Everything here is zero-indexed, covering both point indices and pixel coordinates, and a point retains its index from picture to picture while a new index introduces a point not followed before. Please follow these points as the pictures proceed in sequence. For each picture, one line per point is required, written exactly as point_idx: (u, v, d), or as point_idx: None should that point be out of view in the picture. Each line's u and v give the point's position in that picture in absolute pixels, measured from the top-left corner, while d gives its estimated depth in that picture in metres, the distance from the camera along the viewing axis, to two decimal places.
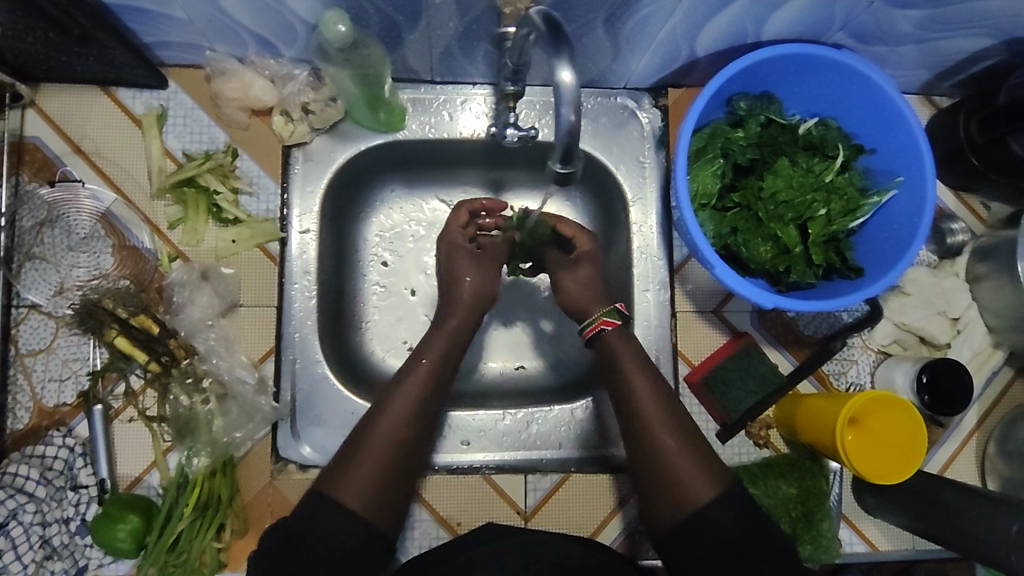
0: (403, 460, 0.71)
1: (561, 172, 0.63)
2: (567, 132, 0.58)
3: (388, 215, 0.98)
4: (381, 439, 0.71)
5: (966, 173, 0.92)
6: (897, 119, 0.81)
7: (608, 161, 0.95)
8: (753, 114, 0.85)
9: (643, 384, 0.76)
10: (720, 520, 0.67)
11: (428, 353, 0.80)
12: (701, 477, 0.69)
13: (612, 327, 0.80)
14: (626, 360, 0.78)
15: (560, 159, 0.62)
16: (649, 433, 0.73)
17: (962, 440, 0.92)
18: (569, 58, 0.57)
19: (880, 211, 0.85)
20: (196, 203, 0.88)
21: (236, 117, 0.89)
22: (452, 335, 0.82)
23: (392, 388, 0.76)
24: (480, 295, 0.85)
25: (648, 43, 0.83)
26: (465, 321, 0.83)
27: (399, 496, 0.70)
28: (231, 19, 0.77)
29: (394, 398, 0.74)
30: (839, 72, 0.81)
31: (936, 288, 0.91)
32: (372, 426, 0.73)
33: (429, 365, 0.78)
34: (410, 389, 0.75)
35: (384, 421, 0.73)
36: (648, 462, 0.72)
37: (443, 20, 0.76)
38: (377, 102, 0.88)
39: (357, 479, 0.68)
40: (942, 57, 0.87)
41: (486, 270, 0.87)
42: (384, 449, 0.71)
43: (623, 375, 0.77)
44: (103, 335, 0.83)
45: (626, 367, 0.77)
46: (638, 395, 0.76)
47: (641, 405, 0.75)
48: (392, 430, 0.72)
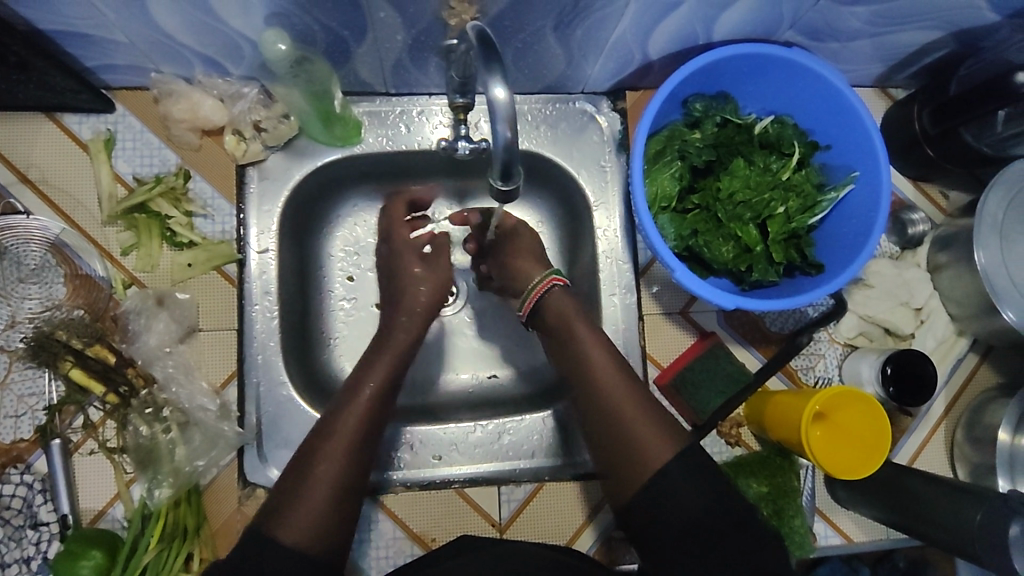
0: (347, 488, 0.70)
1: (502, 190, 0.62)
2: (505, 148, 0.57)
3: (352, 229, 0.99)
4: (325, 469, 0.70)
5: (922, 163, 0.93)
6: (849, 114, 0.81)
7: (569, 167, 0.95)
8: (709, 114, 0.86)
9: (594, 345, 0.75)
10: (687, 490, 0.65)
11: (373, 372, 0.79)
12: (661, 436, 0.68)
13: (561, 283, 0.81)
14: (581, 329, 0.76)
15: (501, 175, 0.60)
16: (604, 395, 0.72)
17: (931, 428, 0.93)
18: (502, 73, 0.55)
19: (839, 206, 0.85)
20: (148, 228, 0.85)
21: (187, 138, 0.87)
22: (400, 347, 0.83)
23: (335, 416, 0.74)
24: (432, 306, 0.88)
25: (601, 48, 0.83)
26: (414, 333, 0.85)
27: (345, 526, 0.69)
28: (172, 40, 0.76)
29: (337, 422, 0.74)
30: (791, 70, 0.81)
31: (899, 279, 0.92)
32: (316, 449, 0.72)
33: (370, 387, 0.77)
34: (356, 415, 0.74)
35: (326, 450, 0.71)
36: (608, 435, 0.71)
37: (389, 33, 0.75)
38: (330, 116, 0.87)
39: (298, 510, 0.66)
40: (894, 51, 0.87)
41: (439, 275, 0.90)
42: (327, 477, 0.69)
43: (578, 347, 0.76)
44: (58, 368, 0.81)
45: (580, 339, 0.76)
46: (592, 358, 0.75)
47: (594, 367, 0.74)
48: (334, 460, 0.71)
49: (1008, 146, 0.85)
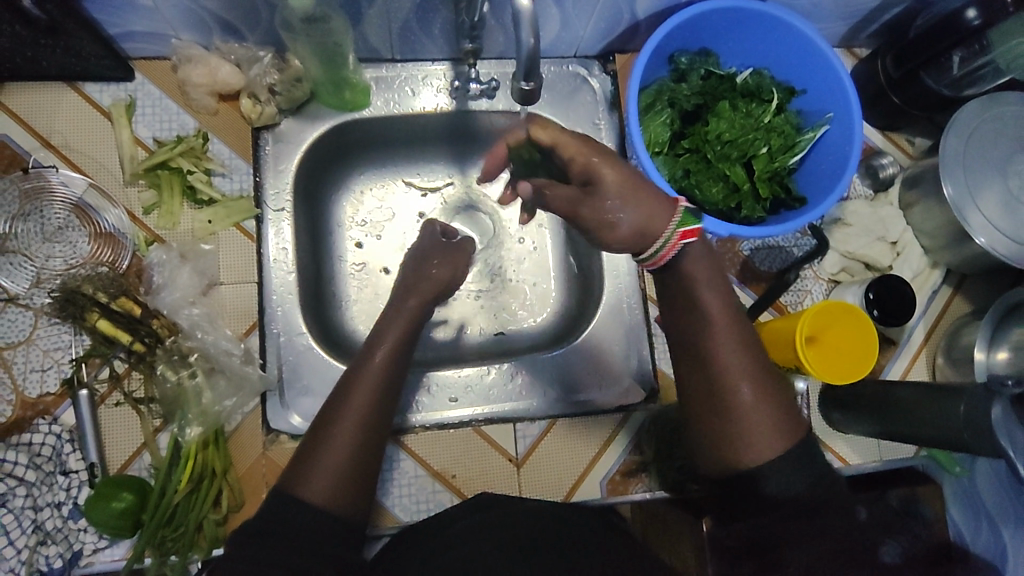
0: (366, 447, 0.72)
1: (525, 90, 0.71)
2: (528, 54, 0.65)
3: (360, 197, 1.05)
4: (343, 430, 0.71)
5: (889, 112, 1.02)
6: (821, 61, 0.89)
7: (566, 126, 1.01)
8: (694, 67, 0.93)
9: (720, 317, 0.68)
10: (785, 470, 0.65)
11: (384, 339, 0.80)
12: (771, 422, 0.66)
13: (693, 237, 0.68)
14: (714, 298, 0.68)
15: (524, 76, 0.69)
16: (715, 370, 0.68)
17: (913, 355, 1.00)
18: None
19: (817, 145, 0.92)
20: (171, 185, 0.89)
21: (204, 102, 0.91)
22: (411, 318, 0.84)
23: (349, 382, 0.75)
24: (446, 284, 0.91)
25: (593, 8, 0.90)
26: (423, 302, 0.86)
27: (365, 483, 0.71)
28: (196, 4, 0.81)
29: (353, 386, 0.75)
30: (766, 23, 0.89)
31: (875, 216, 1.00)
32: (334, 413, 0.73)
33: (384, 351, 0.79)
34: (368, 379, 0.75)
35: (344, 414, 0.72)
36: (711, 404, 0.68)
37: None
38: (340, 81, 0.93)
39: (322, 473, 0.68)
40: (856, 8, 0.96)
41: (453, 259, 0.93)
42: (347, 438, 0.71)
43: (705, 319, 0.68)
44: (85, 320, 0.84)
45: (711, 308, 0.68)
46: (713, 330, 0.68)
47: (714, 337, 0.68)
48: (351, 424, 0.72)
49: (964, 88, 0.94)
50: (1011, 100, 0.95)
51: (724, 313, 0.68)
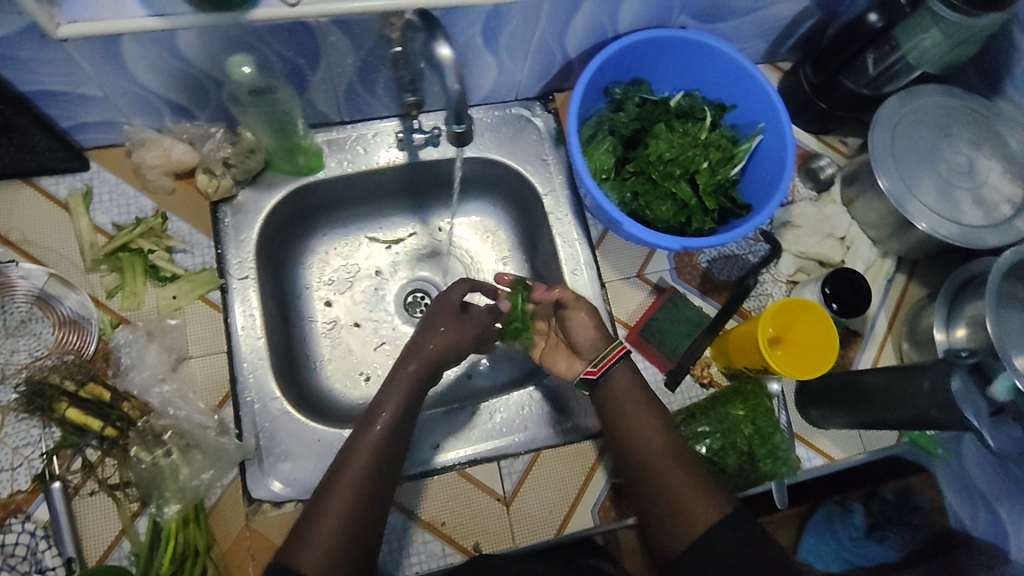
0: (364, 511, 0.72)
1: (459, 132, 0.77)
2: (456, 99, 0.71)
3: (326, 257, 1.08)
4: (340, 496, 0.72)
5: (818, 117, 1.08)
6: (745, 76, 0.94)
7: (516, 164, 1.05)
8: (629, 96, 0.98)
9: (638, 408, 0.81)
10: (728, 540, 0.69)
11: (387, 406, 0.81)
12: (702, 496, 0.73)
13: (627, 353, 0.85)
14: (637, 405, 0.82)
15: (455, 119, 0.74)
16: (647, 453, 0.78)
17: (879, 345, 1.02)
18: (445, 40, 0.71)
19: (755, 155, 0.96)
20: (132, 266, 0.90)
21: (161, 182, 0.93)
22: (410, 384, 0.83)
23: (348, 451, 0.76)
24: (443, 353, 0.87)
25: (526, 52, 0.95)
26: (424, 366, 0.85)
27: (361, 555, 0.71)
28: (145, 89, 0.84)
29: (353, 453, 0.76)
30: (689, 48, 0.95)
31: (821, 215, 1.04)
32: (332, 481, 0.74)
33: (385, 417, 0.79)
34: (367, 447, 0.76)
35: (341, 484, 0.73)
36: (652, 486, 0.76)
37: (340, 57, 0.85)
38: (294, 148, 0.95)
39: (316, 546, 0.69)
40: (771, 25, 1.03)
41: (461, 330, 0.89)
42: (343, 508, 0.71)
43: (626, 414, 0.81)
44: (54, 410, 0.82)
45: (633, 418, 0.81)
46: (635, 419, 0.81)
47: (637, 423, 0.80)
48: (348, 493, 0.73)
49: (882, 86, 1.00)
50: (928, 92, 1.00)
51: (646, 419, 0.80)
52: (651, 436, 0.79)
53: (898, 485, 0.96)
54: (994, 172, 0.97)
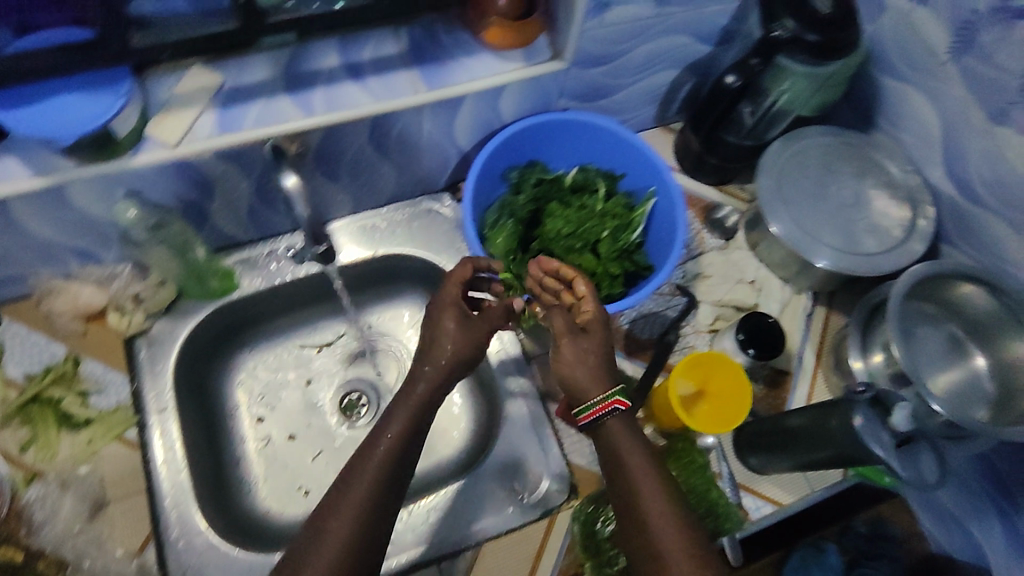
0: (355, 554, 0.67)
1: (322, 253, 0.96)
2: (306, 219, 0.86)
3: (253, 371, 1.06)
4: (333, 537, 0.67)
5: (714, 170, 1.12)
6: (629, 146, 0.99)
7: (431, 255, 1.07)
8: (526, 178, 1.02)
9: (643, 471, 0.71)
10: None
11: (394, 424, 0.76)
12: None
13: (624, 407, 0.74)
14: (644, 473, 0.71)
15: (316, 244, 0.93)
16: (653, 528, 0.68)
17: (811, 379, 1.03)
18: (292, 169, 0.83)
19: (652, 217, 1.00)
20: (44, 418, 0.90)
21: (72, 327, 0.94)
22: (420, 401, 0.79)
23: (353, 468, 0.73)
24: (454, 362, 0.81)
25: (420, 152, 0.99)
26: (434, 383, 0.80)
27: None
28: (46, 243, 0.86)
29: (358, 471, 0.72)
30: (574, 128, 1.00)
31: (729, 262, 1.09)
32: (332, 505, 0.70)
33: (397, 427, 0.76)
34: (370, 467, 0.72)
35: (343, 506, 0.69)
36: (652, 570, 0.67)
37: (234, 184, 0.89)
38: (202, 274, 0.97)
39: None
40: (651, 94, 1.09)
41: (467, 337, 0.82)
42: (342, 532, 0.68)
43: (630, 479, 0.71)
44: None
45: (639, 482, 0.71)
46: (639, 488, 0.71)
47: (642, 497, 0.70)
48: (350, 515, 0.69)
49: (763, 134, 1.05)
50: (808, 134, 1.05)
51: (652, 489, 0.70)
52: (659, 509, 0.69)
53: (870, 516, 0.93)
54: (881, 201, 1.02)
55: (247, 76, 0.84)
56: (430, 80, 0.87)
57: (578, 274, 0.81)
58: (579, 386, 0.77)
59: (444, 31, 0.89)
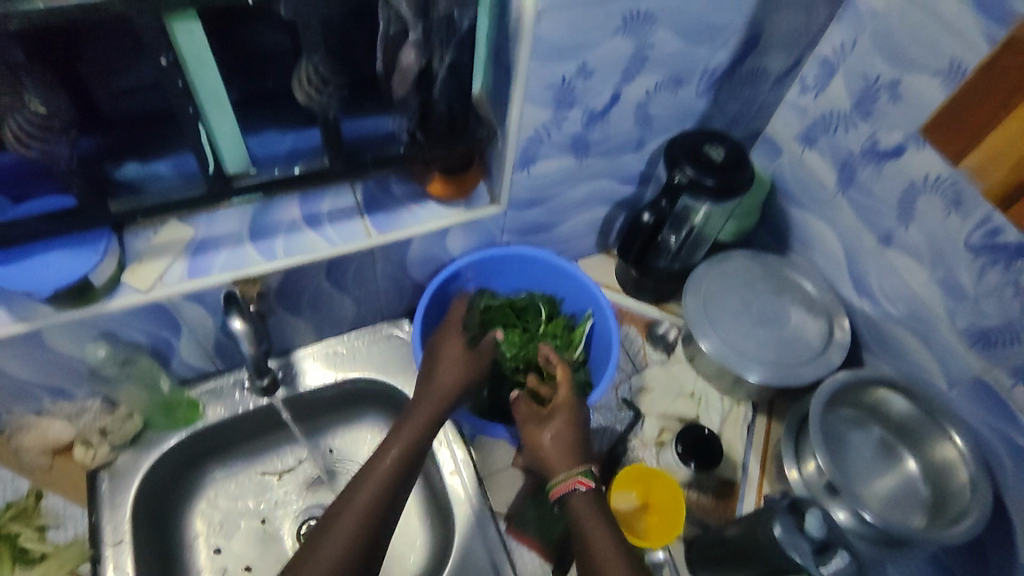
0: (359, 552, 0.77)
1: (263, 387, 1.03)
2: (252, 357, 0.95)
3: (214, 500, 1.09)
4: (330, 549, 0.76)
5: (651, 290, 1.22)
6: (565, 276, 1.12)
7: (389, 378, 1.14)
8: (474, 305, 1.12)
9: (596, 525, 0.80)
10: None
11: (397, 444, 0.88)
12: None
13: (586, 486, 0.83)
14: (598, 525, 0.80)
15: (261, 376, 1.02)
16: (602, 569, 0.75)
17: (757, 489, 1.04)
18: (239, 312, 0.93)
19: (592, 336, 1.11)
20: (1, 554, 0.96)
21: (40, 462, 1.00)
22: (421, 426, 0.90)
23: (359, 481, 0.84)
24: (461, 385, 0.95)
25: (376, 285, 1.10)
26: (436, 410, 0.92)
27: None
28: (24, 384, 0.93)
29: (365, 482, 0.83)
30: (516, 261, 1.13)
31: (667, 375, 1.15)
32: (341, 508, 0.81)
33: (399, 445, 0.87)
34: (374, 481, 0.83)
35: (348, 510, 0.80)
36: None
37: (201, 321, 0.98)
38: (170, 405, 1.04)
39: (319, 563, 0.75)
40: (587, 226, 1.22)
41: (464, 368, 0.97)
42: (347, 533, 0.78)
43: (582, 529, 0.80)
44: None
45: (589, 531, 0.79)
46: (593, 537, 0.79)
47: (593, 542, 0.78)
48: (354, 518, 0.79)
49: (688, 257, 1.17)
50: (729, 259, 1.17)
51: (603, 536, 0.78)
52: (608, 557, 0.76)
53: None
54: (799, 314, 1.11)
55: (217, 227, 0.95)
56: (381, 226, 1.00)
57: (560, 363, 0.96)
58: (548, 460, 0.88)
59: (393, 184, 1.04)
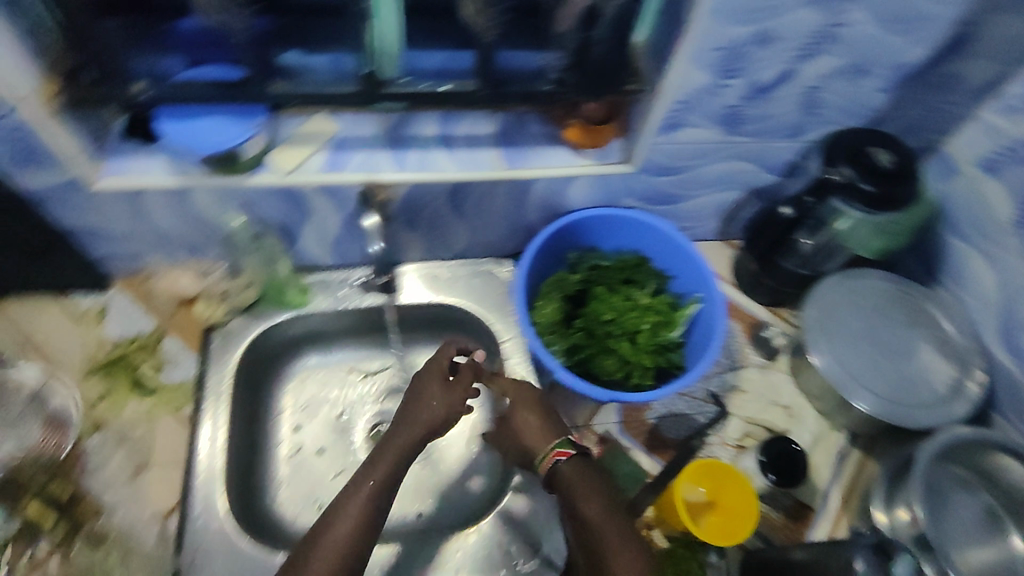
0: (362, 544, 0.79)
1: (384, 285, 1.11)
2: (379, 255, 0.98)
3: (302, 382, 1.16)
4: (336, 537, 0.78)
5: (768, 292, 1.14)
6: (684, 254, 1.07)
7: (480, 312, 1.15)
8: (581, 261, 1.10)
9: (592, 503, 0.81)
10: None
11: (405, 434, 0.86)
12: None
13: (566, 457, 0.84)
14: (592, 502, 0.81)
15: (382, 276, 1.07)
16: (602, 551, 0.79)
17: (834, 520, 0.99)
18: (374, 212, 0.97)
19: (694, 323, 1.05)
20: (121, 379, 1.03)
21: (165, 306, 1.09)
22: (430, 422, 0.87)
23: (366, 468, 0.83)
24: (450, 410, 0.88)
25: (492, 218, 1.10)
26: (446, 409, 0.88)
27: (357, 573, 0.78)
28: (167, 236, 1.02)
29: (369, 472, 0.83)
30: (636, 227, 1.09)
31: (765, 382, 1.09)
32: (344, 496, 0.81)
33: (405, 437, 0.85)
34: (382, 469, 0.83)
35: (352, 499, 0.81)
36: None
37: (326, 215, 1.02)
38: (282, 286, 1.11)
39: (323, 554, 0.77)
40: (716, 208, 1.15)
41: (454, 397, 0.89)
42: (349, 525, 0.79)
43: (575, 505, 0.82)
44: (19, 506, 0.93)
45: (587, 511, 0.81)
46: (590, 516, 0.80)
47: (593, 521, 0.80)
48: (356, 510, 0.80)
49: (820, 265, 1.09)
50: (866, 276, 1.07)
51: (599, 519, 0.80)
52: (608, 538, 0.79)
53: None
54: (929, 355, 1.01)
55: (359, 128, 0.98)
56: (512, 160, 0.99)
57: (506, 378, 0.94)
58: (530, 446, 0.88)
59: (531, 120, 1.02)
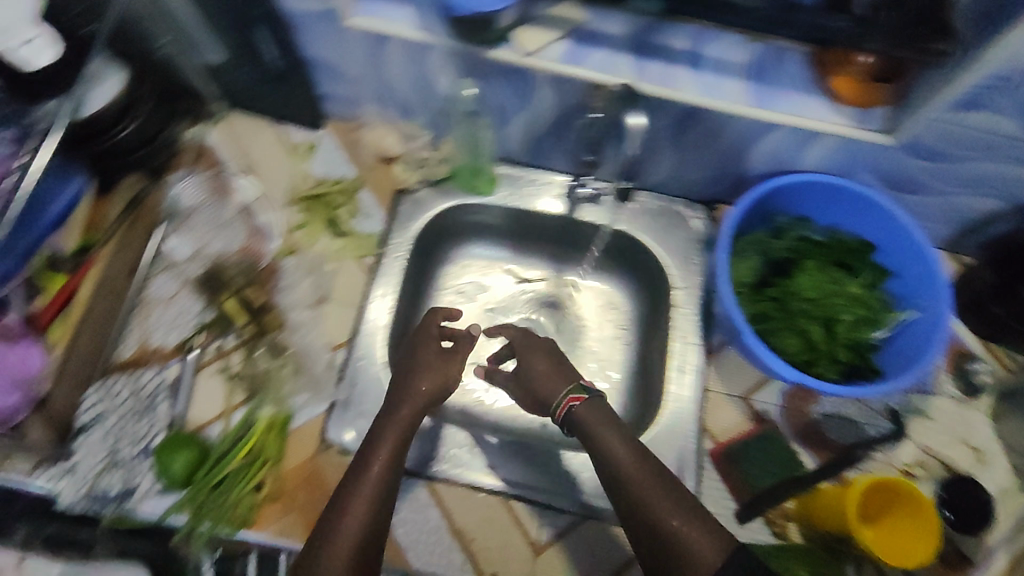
0: (385, 501, 0.76)
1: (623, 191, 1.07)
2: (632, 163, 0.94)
3: (465, 267, 1.18)
4: (361, 498, 0.74)
5: (991, 322, 1.00)
6: (917, 254, 0.94)
7: (658, 253, 1.09)
8: (791, 229, 1.01)
9: (627, 454, 0.77)
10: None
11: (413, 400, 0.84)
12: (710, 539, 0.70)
13: (580, 401, 0.83)
14: (622, 452, 0.77)
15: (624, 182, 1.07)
16: (644, 505, 0.74)
17: None
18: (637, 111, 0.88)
19: (903, 329, 0.95)
20: (318, 215, 1.08)
21: (368, 158, 1.12)
22: (436, 386, 0.86)
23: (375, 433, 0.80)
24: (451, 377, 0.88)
25: (709, 158, 1.02)
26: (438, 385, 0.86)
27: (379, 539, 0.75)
28: (393, 91, 1.04)
29: (380, 437, 0.80)
30: (868, 208, 0.97)
31: (961, 416, 0.99)
32: (360, 460, 0.78)
33: (411, 404, 0.83)
34: (391, 430, 0.80)
35: (369, 459, 0.77)
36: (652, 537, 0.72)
37: (549, 108, 0.99)
38: (478, 169, 1.10)
39: (350, 513, 0.73)
40: (963, 215, 1.01)
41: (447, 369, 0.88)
42: (371, 485, 0.75)
43: (606, 457, 0.78)
44: (217, 298, 1.02)
45: (623, 462, 0.77)
46: (627, 467, 0.76)
47: (631, 471, 0.76)
48: (375, 470, 0.76)
49: None
50: None
51: (636, 468, 0.76)
52: (647, 486, 0.74)
53: None
54: None
55: (605, 24, 0.90)
56: (759, 98, 0.88)
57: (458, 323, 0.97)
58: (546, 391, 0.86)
59: (791, 58, 0.89)
